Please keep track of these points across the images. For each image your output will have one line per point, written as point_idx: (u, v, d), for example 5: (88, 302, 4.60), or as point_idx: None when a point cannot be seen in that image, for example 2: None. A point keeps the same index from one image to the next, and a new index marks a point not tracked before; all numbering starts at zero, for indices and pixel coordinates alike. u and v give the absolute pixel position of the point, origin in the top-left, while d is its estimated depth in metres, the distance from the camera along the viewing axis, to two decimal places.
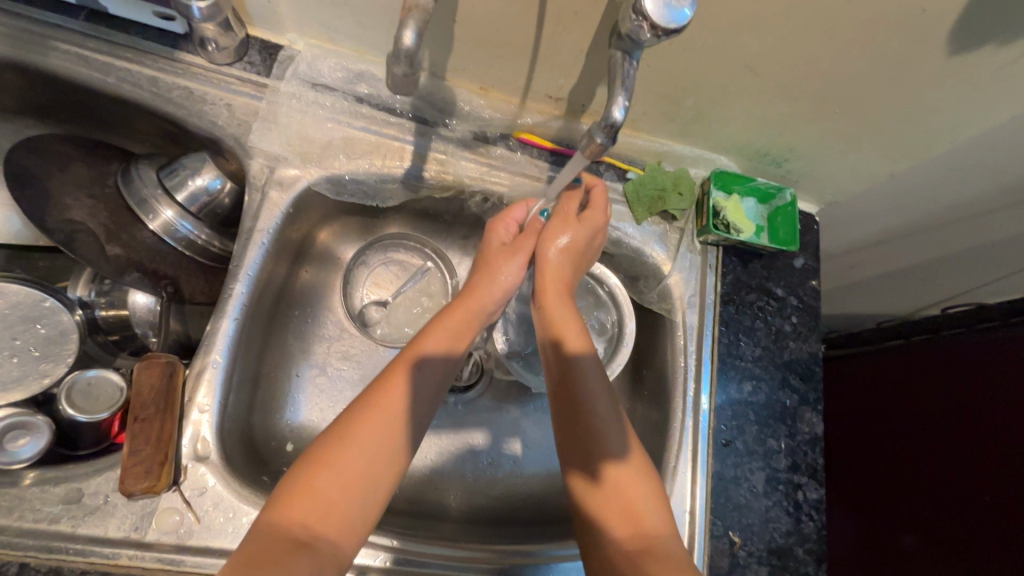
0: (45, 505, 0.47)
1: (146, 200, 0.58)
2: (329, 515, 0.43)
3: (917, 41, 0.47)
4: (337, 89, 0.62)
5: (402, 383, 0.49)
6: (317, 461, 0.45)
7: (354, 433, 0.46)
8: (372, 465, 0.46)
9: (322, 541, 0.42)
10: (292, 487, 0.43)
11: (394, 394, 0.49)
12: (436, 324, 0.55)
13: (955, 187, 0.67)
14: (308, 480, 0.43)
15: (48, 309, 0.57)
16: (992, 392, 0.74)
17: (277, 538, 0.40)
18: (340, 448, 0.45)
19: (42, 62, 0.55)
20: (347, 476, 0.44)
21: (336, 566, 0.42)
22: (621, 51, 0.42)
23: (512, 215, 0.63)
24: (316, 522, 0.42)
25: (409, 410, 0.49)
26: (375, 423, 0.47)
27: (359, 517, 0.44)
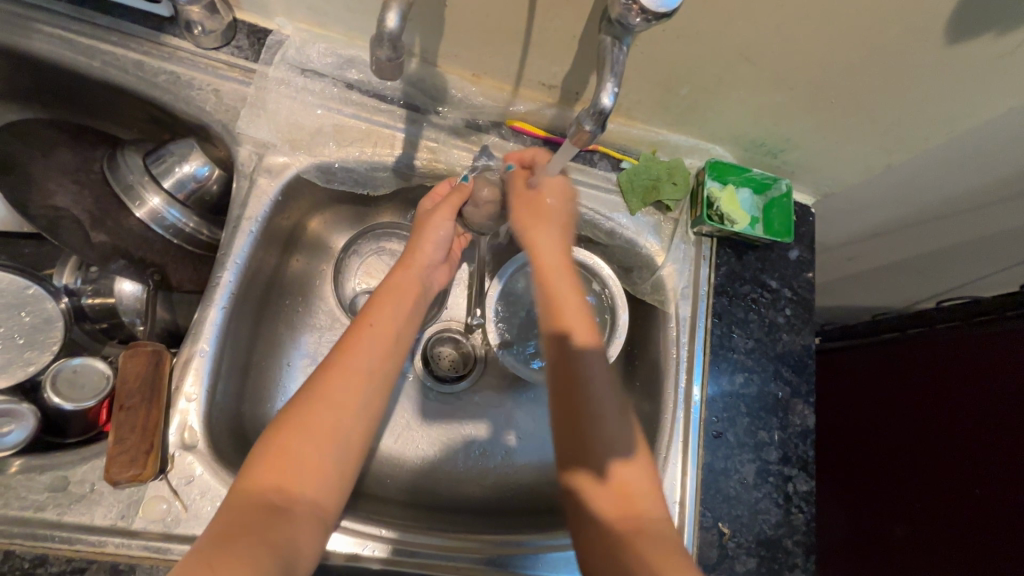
0: (31, 493, 0.47)
1: (132, 186, 0.58)
2: (305, 477, 0.45)
3: (916, 29, 0.46)
4: (327, 76, 0.61)
5: (362, 350, 0.51)
6: (281, 429, 0.46)
7: (317, 400, 0.48)
8: (339, 423, 0.48)
9: (298, 505, 0.44)
10: (261, 455, 0.45)
11: (354, 356, 0.51)
12: (387, 295, 0.57)
13: (952, 179, 0.66)
14: (279, 446, 0.45)
15: (32, 296, 0.57)
16: (987, 385, 0.74)
17: (252, 503, 0.43)
18: (305, 415, 0.47)
19: (24, 45, 0.54)
20: (318, 440, 0.46)
21: (317, 520, 0.45)
22: (612, 36, 0.41)
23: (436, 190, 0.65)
24: (291, 485, 0.44)
25: (371, 374, 0.51)
26: (336, 391, 0.49)
27: (331, 475, 0.46)
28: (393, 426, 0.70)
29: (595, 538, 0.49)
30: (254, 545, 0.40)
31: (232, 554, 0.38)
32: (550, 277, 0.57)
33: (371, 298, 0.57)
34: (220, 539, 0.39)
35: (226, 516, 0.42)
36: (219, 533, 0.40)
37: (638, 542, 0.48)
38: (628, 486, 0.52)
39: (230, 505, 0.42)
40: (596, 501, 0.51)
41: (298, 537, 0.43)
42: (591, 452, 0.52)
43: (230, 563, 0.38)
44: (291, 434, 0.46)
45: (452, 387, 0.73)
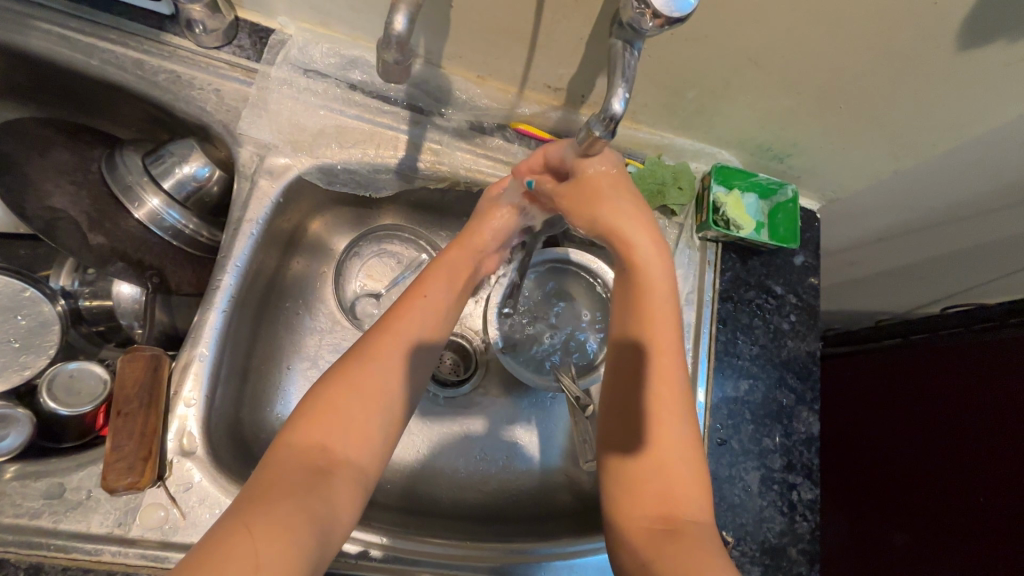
0: (26, 500, 0.46)
1: (131, 186, 0.56)
2: (349, 439, 0.44)
3: (928, 35, 0.46)
4: (329, 76, 0.60)
5: (409, 318, 0.52)
6: (330, 387, 0.46)
7: (365, 360, 0.48)
8: (388, 386, 0.48)
9: (342, 467, 0.43)
10: (307, 414, 0.45)
11: (406, 321, 0.51)
12: (437, 269, 0.57)
13: (958, 185, 0.66)
14: (326, 406, 0.45)
15: (27, 299, 0.56)
16: (992, 392, 0.73)
17: (298, 460, 0.42)
18: (352, 377, 0.47)
19: (22, 42, 0.53)
20: (364, 402, 0.46)
21: (359, 484, 0.44)
22: (623, 40, 0.40)
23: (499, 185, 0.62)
24: (335, 445, 0.44)
25: (417, 344, 0.51)
26: (384, 354, 0.49)
27: (376, 438, 0.46)
28: None
29: (626, 531, 0.47)
30: (297, 504, 0.39)
31: (273, 511, 0.38)
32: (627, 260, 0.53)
33: (425, 271, 0.57)
34: (264, 495, 0.39)
35: (270, 472, 0.41)
36: (262, 489, 0.40)
37: (666, 546, 0.44)
38: (678, 487, 0.47)
39: (275, 461, 0.42)
40: (637, 495, 0.47)
41: (339, 501, 0.42)
42: (637, 443, 0.49)
43: (270, 525, 0.37)
44: (338, 393, 0.46)
45: (454, 391, 0.72)
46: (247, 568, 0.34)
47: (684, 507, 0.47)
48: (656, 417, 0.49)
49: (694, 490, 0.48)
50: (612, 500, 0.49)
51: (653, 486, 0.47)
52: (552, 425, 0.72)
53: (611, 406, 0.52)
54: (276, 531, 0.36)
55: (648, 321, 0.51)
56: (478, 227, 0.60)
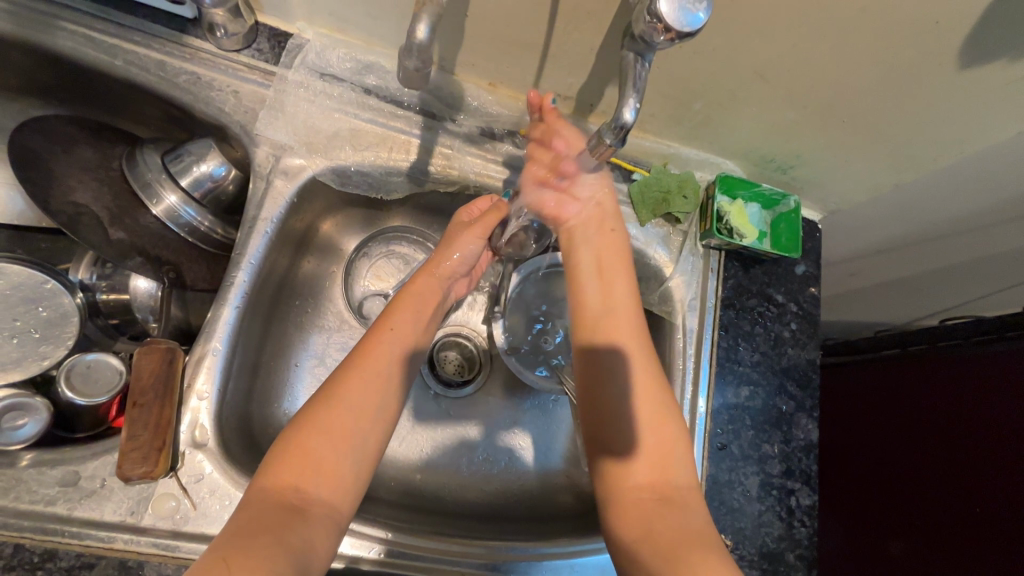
0: (42, 487, 0.47)
1: (150, 183, 0.58)
2: (320, 477, 0.45)
3: (929, 53, 0.47)
4: (345, 80, 0.62)
5: (377, 351, 0.53)
6: (299, 429, 0.47)
7: (332, 400, 0.49)
8: (358, 423, 0.48)
9: (314, 506, 0.44)
10: (277, 457, 0.45)
11: (373, 358, 0.52)
12: (404, 299, 0.58)
13: (958, 199, 0.67)
14: (294, 448, 0.46)
15: (49, 291, 0.57)
16: (990, 404, 0.74)
17: (270, 502, 0.42)
18: (320, 416, 0.47)
19: (49, 42, 0.54)
20: (333, 442, 0.47)
21: (331, 524, 0.44)
22: (634, 52, 0.42)
23: (475, 205, 0.65)
24: (307, 485, 0.44)
25: (386, 377, 0.52)
26: (352, 392, 0.49)
27: (348, 477, 0.47)
28: (397, 430, 0.70)
29: (621, 504, 0.49)
30: (271, 543, 0.39)
31: (249, 550, 0.38)
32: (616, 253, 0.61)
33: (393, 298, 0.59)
34: (239, 536, 0.39)
35: (243, 515, 0.41)
36: (236, 530, 0.40)
37: (656, 524, 0.46)
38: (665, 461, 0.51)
39: (247, 504, 0.43)
40: (626, 477, 0.50)
41: (313, 539, 0.42)
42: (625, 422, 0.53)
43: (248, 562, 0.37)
44: (307, 433, 0.46)
45: (458, 392, 0.73)
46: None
47: (673, 478, 0.50)
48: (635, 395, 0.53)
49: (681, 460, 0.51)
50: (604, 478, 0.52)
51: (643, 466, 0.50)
52: (555, 427, 0.73)
53: (586, 386, 0.56)
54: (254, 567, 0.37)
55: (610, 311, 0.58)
56: (447, 252, 0.62)
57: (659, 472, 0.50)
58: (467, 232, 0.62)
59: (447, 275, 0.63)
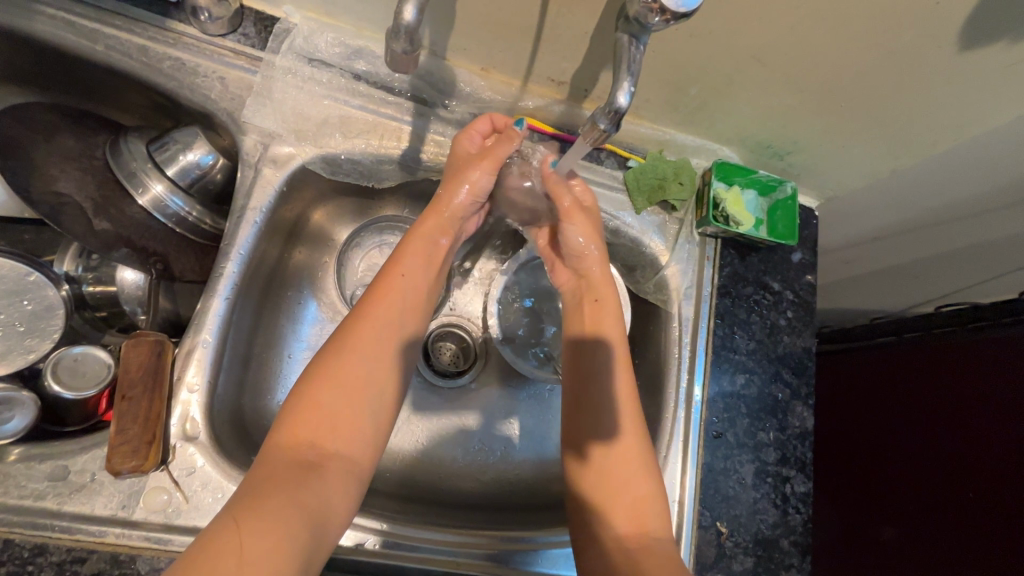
0: (31, 481, 0.46)
1: (135, 173, 0.57)
2: (337, 432, 0.45)
3: (928, 35, 0.46)
4: (334, 66, 0.60)
5: (388, 304, 0.52)
6: (311, 382, 0.47)
7: (345, 352, 0.48)
8: (372, 373, 0.48)
9: (332, 460, 0.44)
10: (292, 413, 0.45)
11: (383, 308, 0.52)
12: (412, 243, 0.56)
13: (955, 185, 0.66)
14: (308, 402, 0.46)
15: (32, 284, 0.56)
16: (985, 391, 0.74)
17: (287, 457, 0.43)
18: (332, 367, 0.47)
19: (26, 27, 0.52)
20: (348, 396, 0.46)
21: (351, 476, 0.45)
22: (628, 34, 0.41)
23: (475, 127, 0.59)
24: (323, 439, 0.45)
25: (397, 333, 0.51)
26: (365, 343, 0.49)
27: (364, 430, 0.47)
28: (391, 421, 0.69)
29: (605, 545, 0.49)
30: (288, 499, 0.40)
31: (264, 511, 0.38)
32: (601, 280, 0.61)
33: (401, 243, 0.57)
34: (257, 491, 0.40)
35: (263, 470, 0.42)
36: (251, 490, 0.40)
37: (643, 558, 0.47)
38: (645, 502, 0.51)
39: (264, 460, 0.43)
40: (608, 516, 0.51)
41: (330, 494, 0.42)
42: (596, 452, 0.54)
43: (263, 522, 0.37)
44: (320, 387, 0.46)
45: (452, 381, 0.73)
46: (239, 560, 0.35)
47: (652, 521, 0.50)
48: (606, 437, 0.53)
49: (655, 501, 0.51)
50: (588, 509, 0.52)
51: (623, 500, 0.51)
52: (550, 416, 0.73)
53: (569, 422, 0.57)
54: (268, 528, 0.37)
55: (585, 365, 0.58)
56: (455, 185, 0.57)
57: (637, 521, 0.50)
58: (470, 170, 0.57)
59: (454, 212, 0.58)
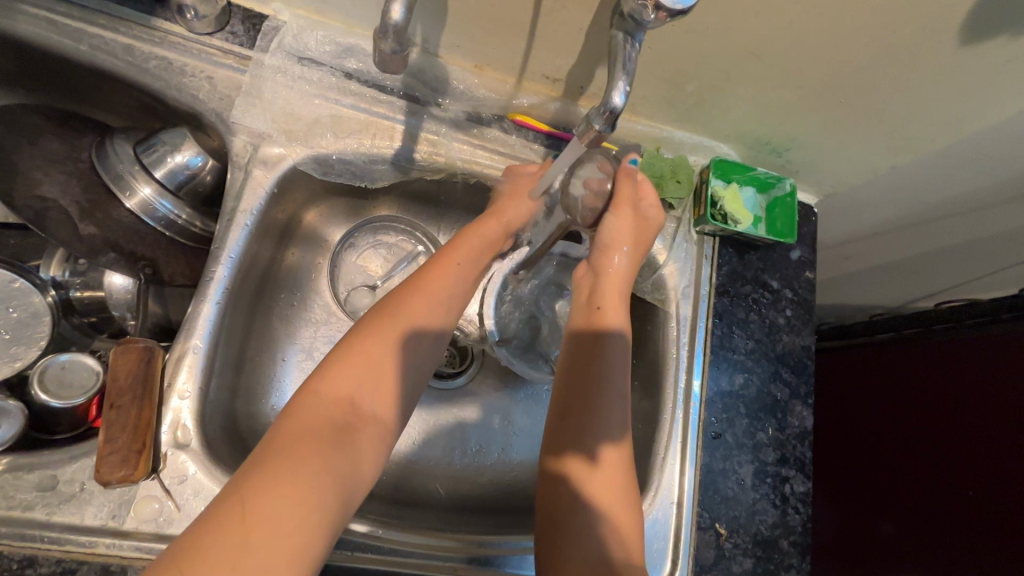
0: (19, 492, 0.46)
1: (122, 175, 0.55)
2: (375, 393, 0.45)
3: (929, 30, 0.45)
4: (325, 64, 0.59)
5: (436, 280, 0.53)
6: (357, 340, 0.47)
7: (390, 320, 0.48)
8: (411, 345, 0.48)
9: (367, 423, 0.44)
10: (333, 367, 0.45)
11: (429, 281, 0.52)
12: (464, 240, 0.58)
13: (955, 181, 0.66)
14: (353, 360, 0.45)
15: (17, 291, 0.56)
16: (985, 388, 0.74)
17: (325, 412, 0.42)
18: (377, 331, 0.47)
19: (7, 26, 0.51)
20: (388, 363, 0.46)
21: (380, 440, 0.44)
22: (623, 32, 0.40)
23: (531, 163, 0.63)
24: (361, 400, 0.44)
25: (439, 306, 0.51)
26: (408, 315, 0.49)
27: (399, 397, 0.47)
28: None
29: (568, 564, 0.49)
30: (326, 455, 0.40)
31: (300, 465, 0.38)
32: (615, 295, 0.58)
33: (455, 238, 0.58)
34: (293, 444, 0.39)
35: (301, 420, 0.41)
36: (287, 440, 0.40)
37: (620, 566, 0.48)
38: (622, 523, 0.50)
39: (301, 411, 0.42)
40: (580, 537, 0.49)
41: (364, 457, 0.42)
42: (578, 469, 0.52)
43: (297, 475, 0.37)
44: (364, 348, 0.46)
45: (448, 382, 0.73)
46: (267, 517, 0.35)
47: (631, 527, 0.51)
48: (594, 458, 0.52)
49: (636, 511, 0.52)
50: (564, 523, 0.51)
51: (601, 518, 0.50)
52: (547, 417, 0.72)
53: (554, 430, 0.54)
54: (302, 482, 0.37)
55: (591, 369, 0.55)
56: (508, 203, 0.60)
57: (614, 541, 0.49)
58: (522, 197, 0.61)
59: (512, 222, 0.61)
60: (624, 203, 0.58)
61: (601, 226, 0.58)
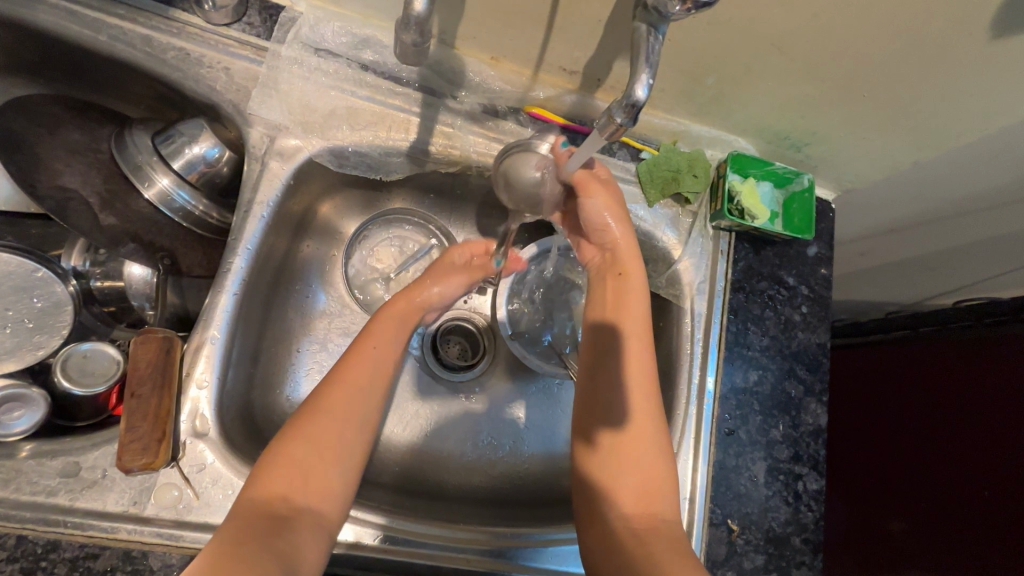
0: (42, 478, 0.46)
1: (140, 166, 0.56)
2: (308, 485, 0.45)
3: (960, 22, 0.44)
4: (341, 56, 0.59)
5: (357, 364, 0.52)
6: (287, 437, 0.47)
7: (317, 410, 0.48)
8: (342, 430, 0.48)
9: (303, 513, 0.44)
10: (264, 466, 0.45)
11: (353, 367, 0.52)
12: (383, 322, 0.57)
13: (980, 179, 0.64)
14: (281, 457, 0.45)
15: (40, 279, 0.57)
16: (1004, 387, 0.73)
17: (256, 511, 0.42)
18: (306, 424, 0.47)
19: (29, 17, 0.51)
20: (319, 454, 0.46)
21: (322, 529, 0.44)
22: (647, 24, 0.39)
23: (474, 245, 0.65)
24: (294, 493, 0.44)
25: (369, 386, 0.51)
26: (335, 402, 0.49)
27: (334, 484, 0.46)
28: (399, 414, 0.69)
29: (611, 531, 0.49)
30: (258, 549, 0.39)
31: (238, 556, 0.37)
32: (629, 257, 0.58)
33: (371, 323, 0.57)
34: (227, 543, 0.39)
35: (232, 522, 0.41)
36: (224, 540, 0.39)
37: (651, 541, 0.47)
38: (654, 486, 0.51)
39: (231, 516, 0.42)
40: (618, 498, 0.50)
41: (303, 544, 0.42)
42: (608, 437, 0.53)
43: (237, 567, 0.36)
44: (294, 441, 0.46)
45: (462, 376, 0.73)
46: None
47: (660, 503, 0.50)
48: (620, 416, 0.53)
49: (667, 488, 0.51)
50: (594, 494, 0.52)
51: (633, 481, 0.51)
52: (559, 411, 0.72)
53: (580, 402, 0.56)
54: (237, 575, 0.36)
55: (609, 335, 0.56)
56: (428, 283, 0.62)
57: (645, 504, 0.50)
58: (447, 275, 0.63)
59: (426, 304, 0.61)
60: (592, 187, 0.58)
61: (586, 213, 0.58)
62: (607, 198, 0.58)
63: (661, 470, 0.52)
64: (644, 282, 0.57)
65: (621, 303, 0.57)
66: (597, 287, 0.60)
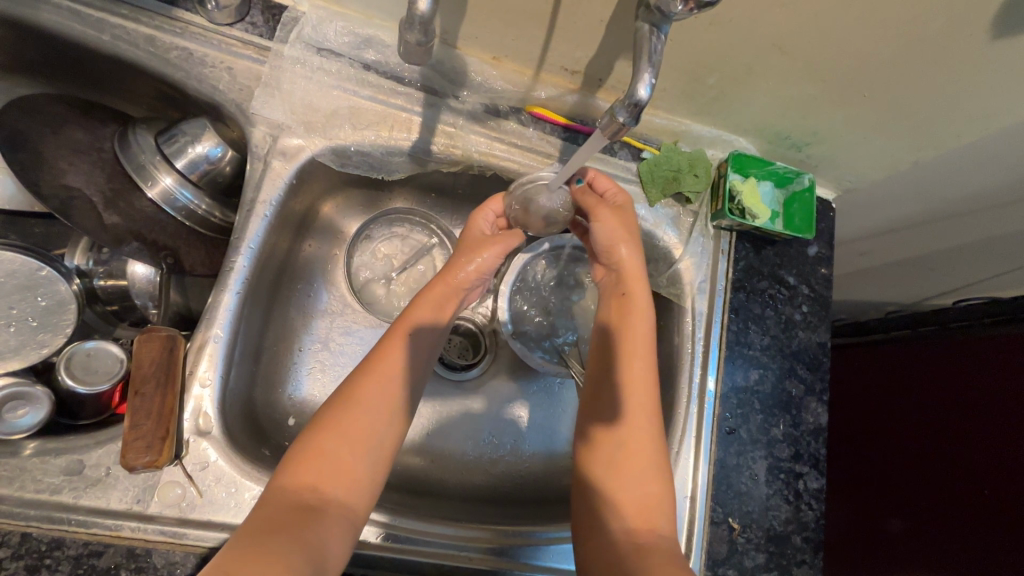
0: (47, 475, 0.47)
1: (144, 165, 0.56)
2: (338, 479, 0.45)
3: (960, 22, 0.45)
4: (343, 55, 0.59)
5: (393, 353, 0.51)
6: (320, 429, 0.46)
7: (351, 401, 0.48)
8: (374, 423, 0.47)
9: (331, 506, 0.43)
10: (297, 458, 0.45)
11: (389, 357, 0.51)
12: (422, 305, 0.55)
13: (981, 178, 0.64)
14: (312, 450, 0.45)
15: (44, 278, 0.57)
16: (1005, 387, 0.73)
17: (288, 502, 0.42)
18: (339, 416, 0.47)
19: (32, 16, 0.52)
20: (351, 446, 0.46)
21: (349, 525, 0.44)
22: (649, 23, 0.40)
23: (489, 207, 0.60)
24: (325, 485, 0.44)
25: (404, 377, 0.50)
26: (370, 394, 0.48)
27: (364, 478, 0.46)
28: None
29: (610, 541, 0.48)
30: (291, 541, 0.39)
31: (269, 548, 0.38)
32: (631, 279, 0.57)
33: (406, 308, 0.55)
34: (258, 534, 0.39)
35: (263, 512, 0.41)
36: (255, 529, 0.39)
37: (646, 552, 0.46)
38: (654, 500, 0.50)
39: (263, 504, 0.42)
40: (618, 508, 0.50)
41: (329, 539, 0.42)
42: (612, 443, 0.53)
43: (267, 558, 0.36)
44: (326, 434, 0.46)
45: (462, 375, 0.73)
46: None
47: (661, 519, 0.50)
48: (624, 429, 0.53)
49: (667, 503, 0.51)
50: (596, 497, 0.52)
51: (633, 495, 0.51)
52: (560, 409, 0.72)
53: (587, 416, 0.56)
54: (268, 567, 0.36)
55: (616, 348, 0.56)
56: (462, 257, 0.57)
57: (645, 517, 0.49)
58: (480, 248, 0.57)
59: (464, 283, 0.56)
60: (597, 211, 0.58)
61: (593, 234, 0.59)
62: (612, 221, 0.58)
63: (661, 486, 0.51)
64: (649, 304, 0.57)
65: (627, 319, 0.56)
66: (604, 297, 0.60)
